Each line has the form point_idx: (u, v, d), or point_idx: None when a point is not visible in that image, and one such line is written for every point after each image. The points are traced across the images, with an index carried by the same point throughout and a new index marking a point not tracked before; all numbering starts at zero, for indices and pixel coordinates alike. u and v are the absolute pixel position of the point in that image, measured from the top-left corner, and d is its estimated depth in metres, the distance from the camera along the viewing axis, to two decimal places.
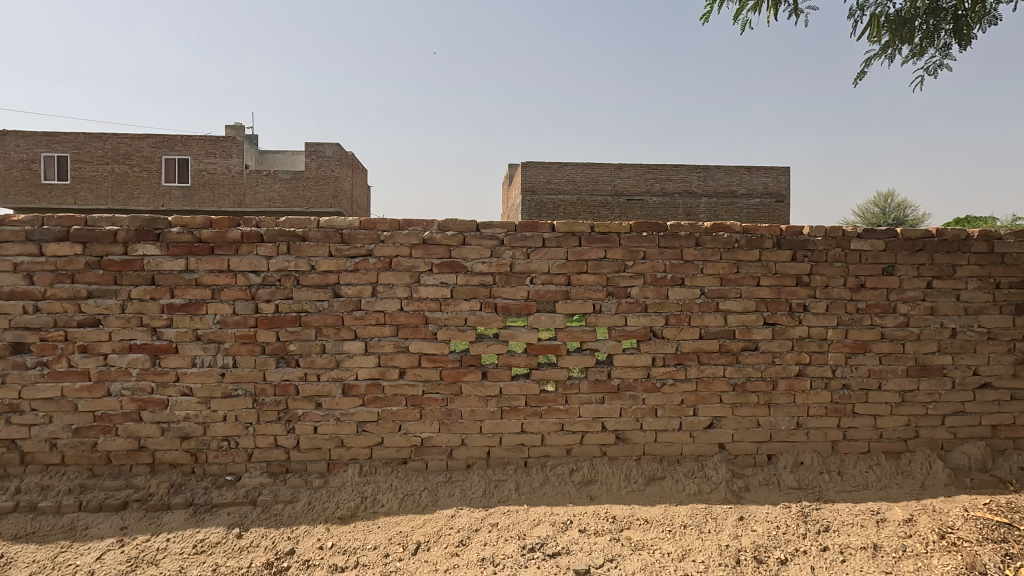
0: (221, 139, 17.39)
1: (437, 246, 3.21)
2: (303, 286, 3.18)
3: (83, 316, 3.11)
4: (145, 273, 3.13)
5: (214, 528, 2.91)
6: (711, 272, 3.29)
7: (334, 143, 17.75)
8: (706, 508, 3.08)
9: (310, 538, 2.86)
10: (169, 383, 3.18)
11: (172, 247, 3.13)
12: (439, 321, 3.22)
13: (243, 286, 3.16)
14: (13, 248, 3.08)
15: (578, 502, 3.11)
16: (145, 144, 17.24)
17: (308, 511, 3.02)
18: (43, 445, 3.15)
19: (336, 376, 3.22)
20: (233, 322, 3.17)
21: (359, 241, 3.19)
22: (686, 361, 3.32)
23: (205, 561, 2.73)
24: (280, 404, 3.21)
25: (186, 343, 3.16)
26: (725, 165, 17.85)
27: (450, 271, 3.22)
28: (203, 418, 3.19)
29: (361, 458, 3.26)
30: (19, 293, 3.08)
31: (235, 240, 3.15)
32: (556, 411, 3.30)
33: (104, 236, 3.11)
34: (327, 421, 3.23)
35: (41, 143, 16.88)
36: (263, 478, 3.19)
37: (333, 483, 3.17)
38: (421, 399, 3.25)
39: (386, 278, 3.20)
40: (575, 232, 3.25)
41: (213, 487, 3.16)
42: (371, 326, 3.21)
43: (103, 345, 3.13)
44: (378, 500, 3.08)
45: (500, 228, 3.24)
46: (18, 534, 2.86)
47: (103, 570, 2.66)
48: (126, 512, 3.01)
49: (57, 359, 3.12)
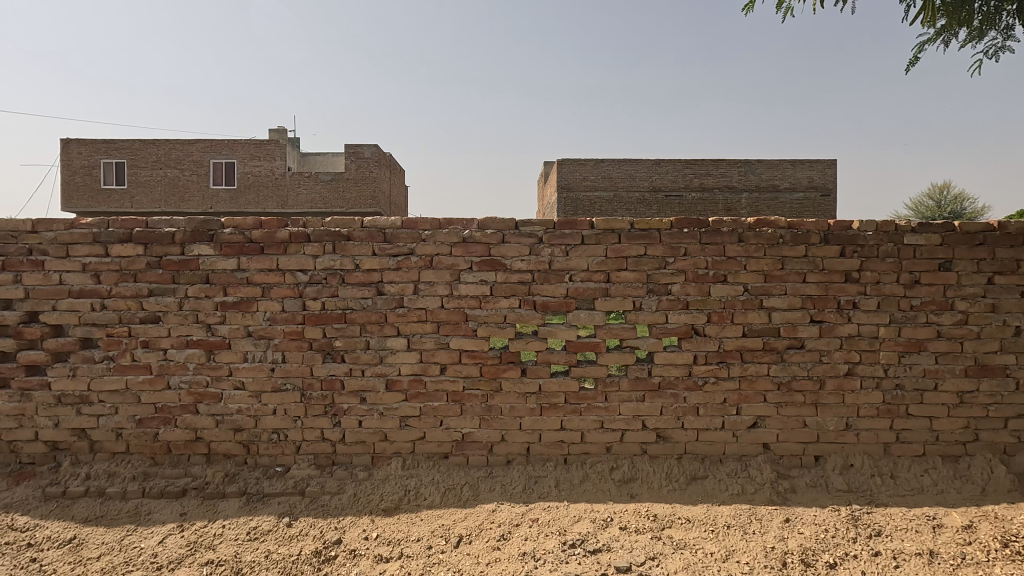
0: (265, 142, 18.00)
1: (477, 244, 3.25)
2: (348, 285, 3.28)
3: (145, 313, 3.30)
4: (200, 272, 3.28)
5: (266, 516, 3.04)
6: (754, 268, 3.22)
7: (373, 144, 18.10)
8: (750, 509, 3.02)
9: (356, 528, 2.95)
10: (223, 378, 3.32)
11: (226, 247, 3.27)
12: (479, 319, 3.27)
13: (291, 284, 3.27)
14: (82, 250, 3.28)
15: (618, 500, 3.10)
16: (194, 148, 17.95)
17: (354, 502, 3.12)
18: (110, 435, 3.35)
19: (380, 372, 3.30)
20: (282, 319, 3.29)
21: (401, 241, 3.27)
22: (728, 359, 3.26)
23: (258, 547, 2.85)
24: (326, 399, 3.32)
25: (238, 339, 3.30)
26: (767, 159, 17.35)
27: (490, 268, 3.25)
28: (254, 411, 3.33)
29: (404, 452, 3.34)
30: (87, 291, 3.29)
31: (284, 240, 3.27)
32: (596, 409, 3.30)
33: (162, 238, 3.28)
34: (371, 415, 3.32)
35: (100, 150, 17.79)
36: (311, 470, 3.31)
37: (377, 476, 3.26)
38: (462, 394, 3.30)
39: (427, 276, 3.26)
40: (614, 229, 3.24)
41: (264, 478, 3.29)
42: (413, 323, 3.28)
43: (163, 341, 3.31)
44: (420, 493, 3.15)
45: (539, 226, 3.26)
46: (89, 517, 3.05)
47: (165, 553, 2.81)
48: (185, 499, 3.17)
49: (122, 353, 3.31)
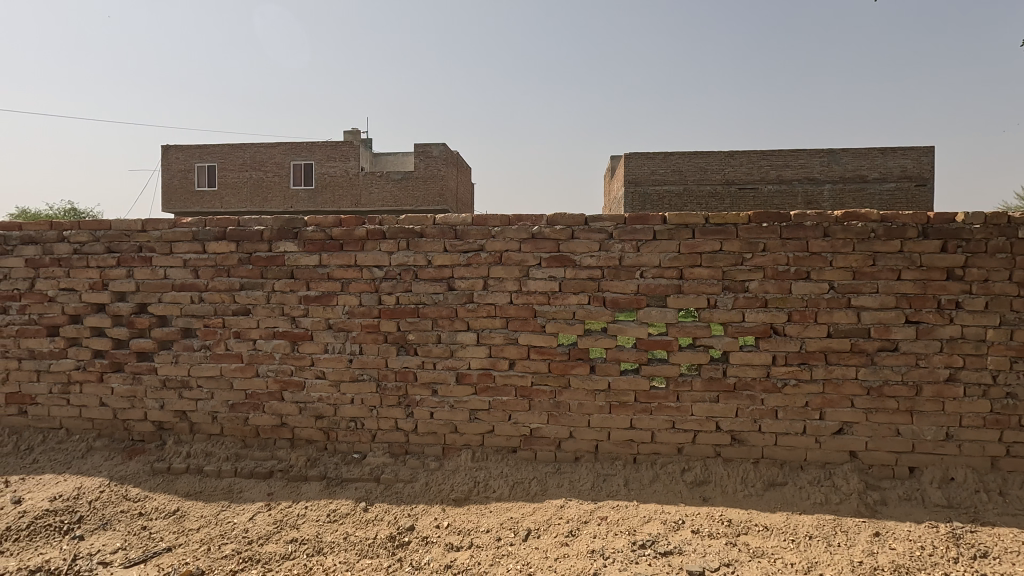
0: (340, 144, 18.85)
1: (546, 240, 3.26)
2: (421, 280, 3.38)
3: (237, 306, 3.55)
4: (285, 268, 3.49)
5: (344, 500, 3.19)
6: (842, 265, 3.02)
7: (441, 143, 18.49)
8: (835, 520, 2.85)
9: (428, 516, 3.04)
10: (305, 367, 3.52)
11: (309, 244, 3.46)
12: (548, 314, 3.27)
13: (368, 279, 3.42)
14: (183, 247, 3.58)
15: (690, 503, 3.02)
16: (276, 151, 19.05)
17: (426, 491, 3.22)
18: (207, 417, 3.64)
19: (451, 366, 3.38)
20: (359, 312, 3.44)
21: (472, 237, 3.33)
22: (811, 361, 3.09)
23: (337, 528, 3.00)
24: (400, 390, 3.44)
25: (319, 331, 3.49)
26: (853, 148, 16.21)
27: (560, 264, 3.25)
28: (334, 400, 3.50)
29: (474, 444, 3.41)
30: (188, 285, 3.59)
31: (361, 237, 3.41)
32: (667, 409, 3.23)
33: (252, 235, 3.51)
34: (442, 407, 3.41)
35: (194, 155, 19.29)
36: (386, 458, 3.44)
37: (447, 467, 3.35)
38: (530, 390, 3.32)
39: (497, 272, 3.30)
40: (687, 224, 3.13)
41: (343, 463, 3.46)
42: (483, 318, 3.33)
43: (253, 331, 3.55)
44: (489, 486, 3.20)
45: (609, 221, 3.21)
46: (189, 492, 3.33)
47: (255, 529, 3.02)
48: (272, 480, 3.39)
49: (217, 343, 3.59)
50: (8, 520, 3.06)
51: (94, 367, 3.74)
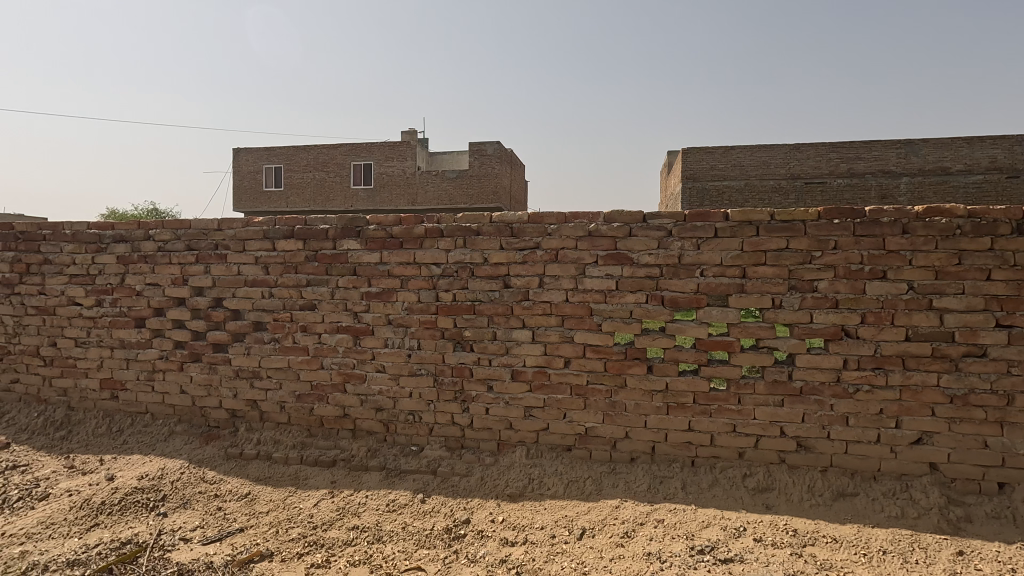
0: (398, 144, 19.32)
1: (603, 238, 3.23)
2: (477, 277, 3.42)
3: (304, 301, 3.72)
4: (348, 265, 3.63)
5: (402, 491, 3.29)
6: (922, 264, 2.83)
7: (495, 141, 18.61)
8: (912, 535, 2.67)
9: (483, 510, 3.08)
10: (366, 361, 3.64)
11: (370, 242, 3.58)
12: (604, 313, 3.25)
13: (426, 276, 3.50)
14: (255, 245, 3.78)
15: (752, 509, 2.91)
16: (337, 152, 19.74)
17: (481, 485, 3.27)
18: (276, 407, 3.84)
19: (506, 362, 3.41)
20: (418, 309, 3.52)
21: (528, 235, 3.34)
22: (886, 366, 2.91)
23: (396, 518, 3.09)
24: (456, 385, 3.50)
25: (380, 326, 3.60)
26: (934, 137, 15.11)
27: (616, 262, 3.21)
28: (393, 393, 3.61)
29: (528, 441, 3.42)
30: (259, 281, 3.79)
31: (420, 235, 3.50)
32: (728, 411, 3.13)
33: (317, 233, 3.67)
34: (498, 404, 3.44)
35: (262, 157, 20.28)
36: (442, 451, 3.52)
37: (502, 463, 3.38)
38: (585, 388, 3.30)
39: (553, 270, 3.30)
40: (751, 221, 3.02)
41: (401, 455, 3.56)
42: (539, 316, 3.34)
43: (318, 325, 3.70)
44: (544, 483, 3.21)
45: (668, 219, 3.14)
46: (260, 476, 3.53)
47: (319, 515, 3.15)
48: (335, 469, 3.54)
49: (285, 336, 3.77)
50: (103, 494, 3.34)
51: (176, 356, 4.01)
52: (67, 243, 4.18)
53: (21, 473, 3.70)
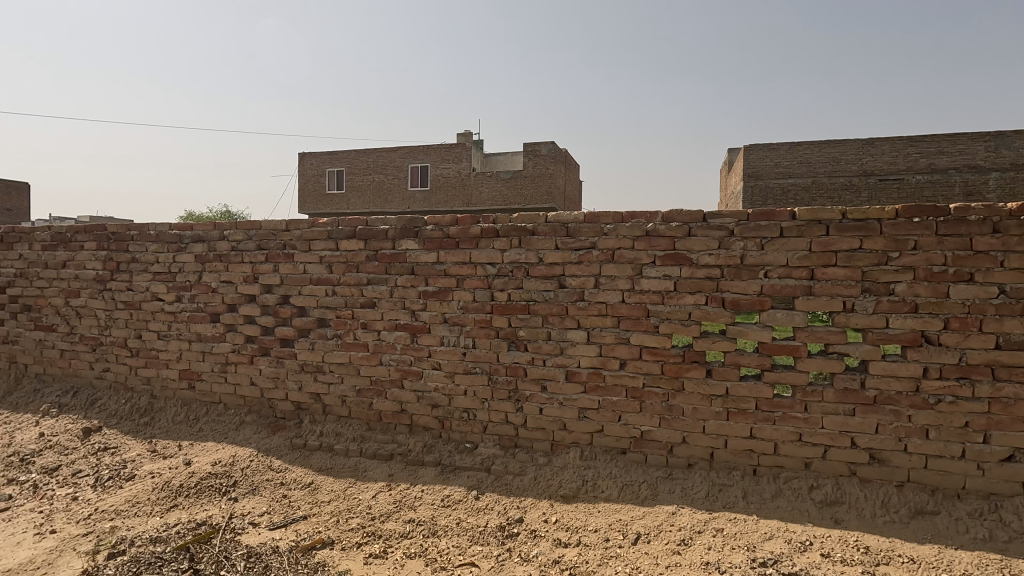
0: (454, 146, 19.65)
1: (661, 238, 3.16)
2: (532, 277, 3.43)
3: (364, 299, 3.84)
4: (407, 264, 3.72)
5: (457, 487, 3.34)
6: (1016, 266, 2.60)
7: (550, 141, 18.59)
8: (1002, 560, 2.46)
9: (536, 510, 3.09)
10: (423, 358, 3.72)
11: (428, 242, 3.66)
12: (661, 314, 3.18)
13: (482, 276, 3.54)
14: (320, 245, 3.95)
15: (819, 523, 2.77)
16: (396, 155, 20.29)
17: (535, 485, 3.27)
18: (337, 400, 3.99)
19: (560, 363, 3.40)
20: (473, 308, 3.57)
21: (584, 234, 3.31)
22: (973, 375, 2.70)
23: (450, 513, 3.14)
24: (510, 384, 3.52)
25: (436, 325, 3.67)
26: None
27: (675, 262, 3.14)
28: (448, 390, 3.67)
29: (582, 442, 3.40)
30: (323, 279, 3.95)
31: (476, 235, 3.54)
32: (793, 419, 2.99)
33: (378, 234, 3.78)
34: (551, 404, 3.43)
35: (325, 160, 21.13)
36: (496, 449, 3.55)
37: (556, 463, 3.37)
38: (641, 391, 3.24)
39: (609, 270, 3.26)
40: (821, 220, 2.88)
41: (456, 452, 3.62)
42: (594, 317, 3.31)
43: (377, 323, 3.82)
44: (598, 486, 3.18)
45: (730, 218, 3.03)
46: (322, 467, 3.67)
47: (377, 506, 3.25)
48: (392, 463, 3.64)
49: (347, 332, 3.91)
50: (181, 478, 3.59)
51: (247, 350, 4.24)
52: (152, 243, 4.51)
53: (111, 455, 4.03)
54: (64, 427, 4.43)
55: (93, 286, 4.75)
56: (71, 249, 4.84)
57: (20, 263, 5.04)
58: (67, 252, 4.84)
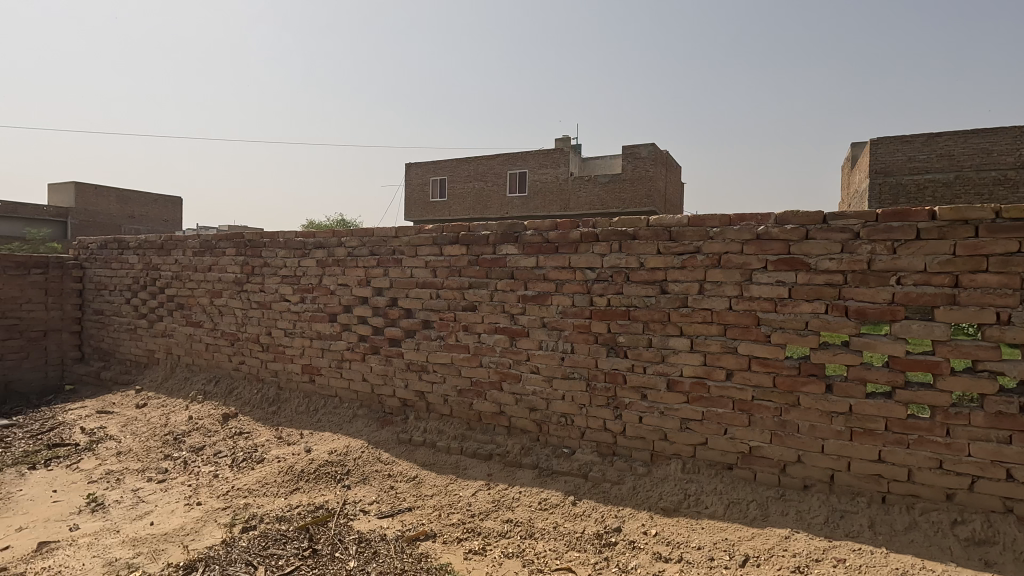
0: (551, 151, 19.78)
1: (774, 241, 2.96)
2: (633, 282, 3.36)
3: (466, 302, 3.98)
4: (507, 269, 3.80)
5: (554, 491, 3.35)
6: None
7: (650, 143, 18.11)
8: None
9: (635, 521, 3.01)
10: (522, 361, 3.78)
11: (527, 247, 3.71)
12: (773, 323, 2.98)
13: (581, 280, 3.52)
14: (425, 250, 4.15)
15: (964, 564, 2.44)
16: (495, 162, 20.81)
17: (634, 495, 3.19)
18: (440, 399, 4.16)
19: (662, 371, 3.30)
20: (572, 312, 3.57)
21: (688, 238, 3.20)
22: None
23: (548, 517, 3.16)
24: (609, 391, 3.47)
25: (535, 328, 3.72)
26: None
27: (790, 267, 2.93)
28: (546, 394, 3.69)
29: (684, 455, 3.26)
30: (428, 283, 4.15)
31: (575, 240, 3.54)
32: (931, 444, 2.66)
33: (480, 239, 3.91)
34: (652, 413, 3.33)
35: (429, 170, 22.17)
36: (594, 456, 3.51)
37: (656, 474, 3.27)
38: (750, 404, 3.05)
39: (715, 275, 3.11)
40: (967, 220, 2.55)
41: (553, 456, 3.63)
42: (698, 324, 3.18)
43: (478, 325, 3.94)
44: (702, 501, 3.03)
45: (855, 219, 2.78)
46: (426, 462, 3.85)
47: (476, 504, 3.35)
48: (491, 462, 3.73)
49: (450, 334, 4.07)
50: (303, 463, 3.93)
51: (360, 348, 4.55)
52: (280, 249, 5.00)
53: (245, 439, 4.51)
54: (208, 412, 5.03)
55: (232, 287, 5.35)
56: (216, 255, 5.49)
57: (176, 267, 5.80)
58: (212, 258, 5.50)
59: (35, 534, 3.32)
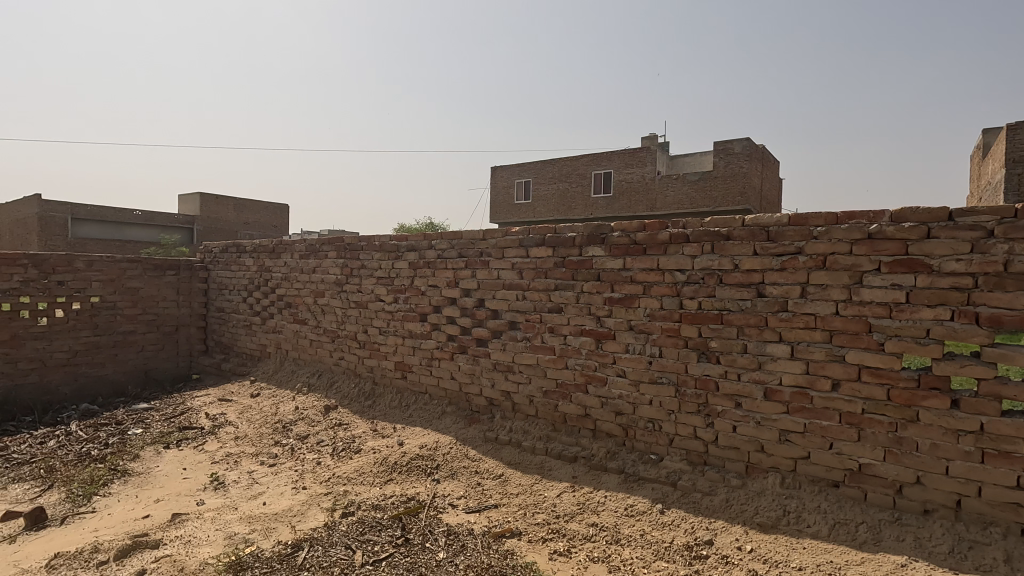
0: (638, 150, 19.35)
1: (888, 241, 2.72)
2: (726, 285, 3.22)
3: (552, 304, 4.00)
4: (593, 271, 3.78)
5: (641, 498, 3.28)
6: None
7: (744, 138, 17.19)
8: None
9: (728, 535, 2.88)
10: (608, 364, 3.73)
11: (614, 249, 3.67)
12: (887, 330, 2.73)
13: (670, 283, 3.43)
14: (512, 252, 4.22)
15: None
16: (579, 163, 20.69)
17: (726, 508, 3.05)
18: (526, 399, 4.21)
19: (758, 379, 3.13)
20: (661, 315, 3.48)
21: (788, 239, 3.01)
22: None
23: (634, 524, 3.10)
24: (700, 398, 3.34)
25: (622, 331, 3.66)
26: None
27: (907, 269, 2.67)
28: (633, 399, 3.62)
29: (783, 468, 3.07)
30: (515, 284, 4.21)
31: (664, 241, 3.45)
32: None
33: (566, 241, 3.91)
34: (747, 422, 3.17)
35: (514, 172, 22.47)
36: (683, 464, 3.39)
37: (751, 487, 3.10)
38: (860, 418, 2.82)
39: (819, 278, 2.91)
40: None
41: (640, 462, 3.55)
42: (800, 330, 2.98)
43: (564, 327, 3.94)
44: (803, 519, 2.84)
45: (987, 216, 2.49)
46: (511, 461, 3.91)
47: (561, 506, 3.36)
48: (576, 465, 3.73)
49: (535, 335, 4.11)
50: (396, 456, 4.14)
51: (448, 347, 4.72)
52: (376, 252, 5.28)
53: (344, 430, 4.82)
54: (312, 403, 5.43)
55: (333, 287, 5.73)
56: (319, 258, 5.91)
57: (285, 269, 6.30)
58: (316, 260, 5.93)
59: (169, 506, 3.76)
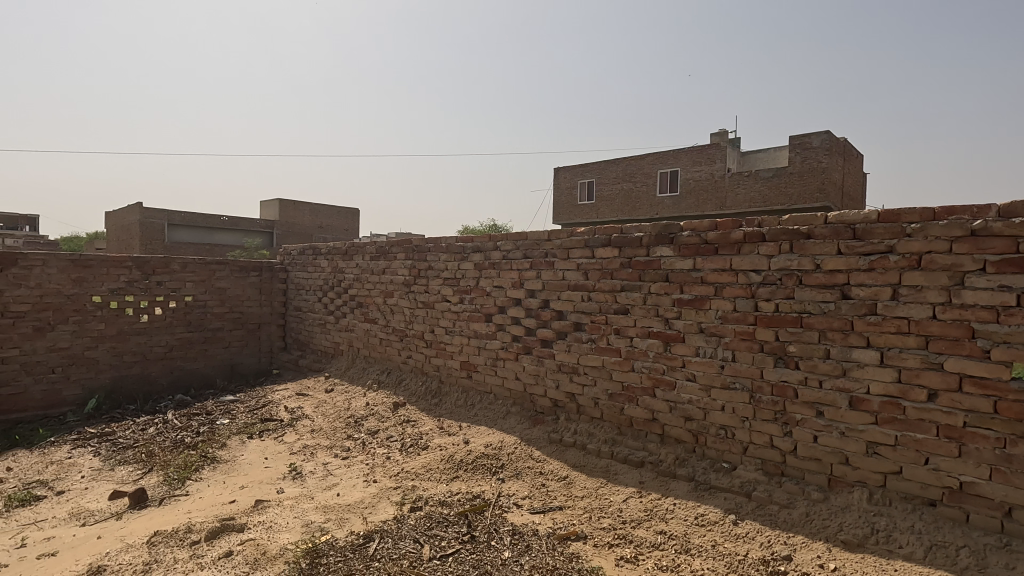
0: (707, 147, 18.69)
1: (995, 239, 2.48)
2: (807, 286, 3.04)
3: (619, 306, 3.93)
4: (661, 271, 3.68)
5: (713, 507, 3.15)
6: None
7: (824, 131, 16.20)
8: None
9: (809, 551, 2.71)
10: (677, 368, 3.62)
11: (684, 249, 3.56)
12: (994, 337, 2.49)
13: (744, 284, 3.28)
14: (577, 253, 4.19)
15: None
16: (645, 162, 20.25)
17: (807, 522, 2.88)
18: (591, 401, 4.16)
19: (842, 386, 2.93)
20: (734, 318, 3.34)
21: (877, 237, 2.81)
22: None
23: (705, 534, 2.99)
24: (777, 405, 3.18)
25: (692, 334, 3.54)
26: None
27: (1018, 270, 2.42)
28: (704, 404, 3.49)
29: (871, 483, 2.86)
30: (580, 285, 4.18)
31: (737, 240, 3.31)
32: None
33: (632, 241, 3.83)
34: (830, 432, 2.98)
35: (578, 173, 22.32)
36: (758, 474, 3.24)
37: (834, 502, 2.91)
38: (961, 432, 2.58)
39: (913, 279, 2.69)
40: None
41: (711, 470, 3.42)
42: (890, 335, 2.77)
43: (630, 329, 3.87)
44: (895, 539, 2.63)
45: None
46: (576, 463, 3.88)
47: (628, 511, 3.29)
48: (643, 470, 3.64)
49: (601, 336, 4.05)
50: (462, 453, 4.21)
51: (513, 347, 4.74)
52: (443, 253, 5.40)
53: (412, 427, 4.95)
54: (382, 400, 5.62)
55: (402, 288, 5.91)
56: (389, 259, 6.11)
57: (357, 270, 6.57)
58: (386, 261, 6.14)
59: (253, 492, 4.01)
